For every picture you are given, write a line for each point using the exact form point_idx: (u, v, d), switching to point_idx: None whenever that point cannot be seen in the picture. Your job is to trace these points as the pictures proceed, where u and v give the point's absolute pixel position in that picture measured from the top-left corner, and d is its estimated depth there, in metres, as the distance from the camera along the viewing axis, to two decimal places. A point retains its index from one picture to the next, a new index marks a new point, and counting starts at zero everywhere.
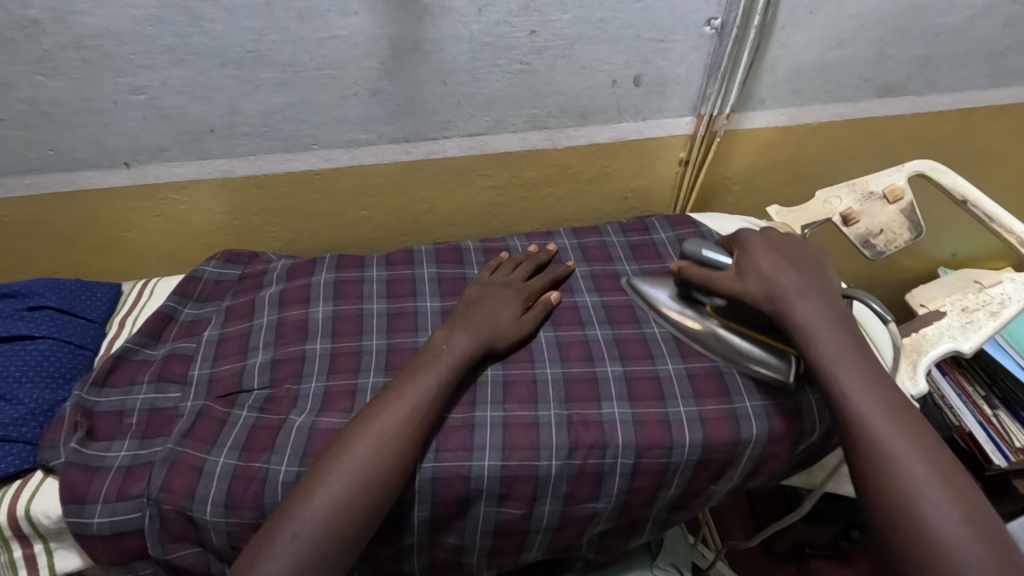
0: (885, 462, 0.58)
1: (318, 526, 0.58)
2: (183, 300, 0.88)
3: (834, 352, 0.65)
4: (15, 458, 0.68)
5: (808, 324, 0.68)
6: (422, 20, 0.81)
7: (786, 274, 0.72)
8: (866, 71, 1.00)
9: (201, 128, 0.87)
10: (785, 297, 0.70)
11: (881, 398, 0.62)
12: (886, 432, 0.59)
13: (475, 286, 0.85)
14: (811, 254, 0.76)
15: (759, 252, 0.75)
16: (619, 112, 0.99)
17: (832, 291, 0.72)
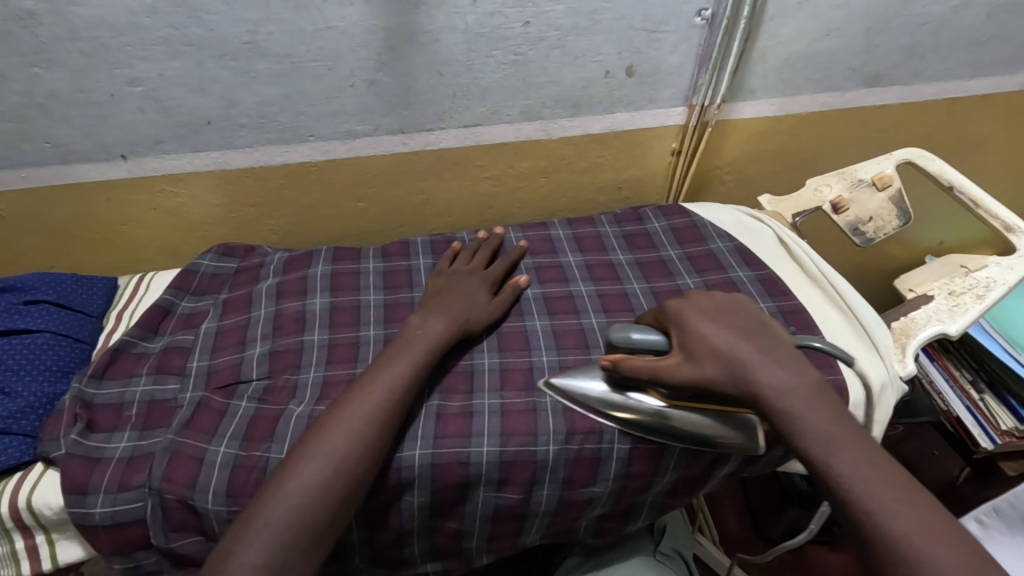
0: (898, 552, 0.49)
1: (292, 521, 0.58)
2: (180, 293, 0.88)
3: (822, 430, 0.56)
4: (15, 451, 0.68)
5: (782, 400, 0.58)
6: (417, 11, 0.82)
7: (743, 345, 0.62)
8: (855, 61, 1.02)
9: (197, 120, 0.87)
10: (750, 372, 0.60)
11: (878, 473, 0.53)
12: (897, 515, 0.50)
13: (437, 277, 0.85)
14: (755, 315, 0.66)
15: (702, 319, 0.65)
16: (612, 103, 1.00)
17: (789, 352, 0.62)
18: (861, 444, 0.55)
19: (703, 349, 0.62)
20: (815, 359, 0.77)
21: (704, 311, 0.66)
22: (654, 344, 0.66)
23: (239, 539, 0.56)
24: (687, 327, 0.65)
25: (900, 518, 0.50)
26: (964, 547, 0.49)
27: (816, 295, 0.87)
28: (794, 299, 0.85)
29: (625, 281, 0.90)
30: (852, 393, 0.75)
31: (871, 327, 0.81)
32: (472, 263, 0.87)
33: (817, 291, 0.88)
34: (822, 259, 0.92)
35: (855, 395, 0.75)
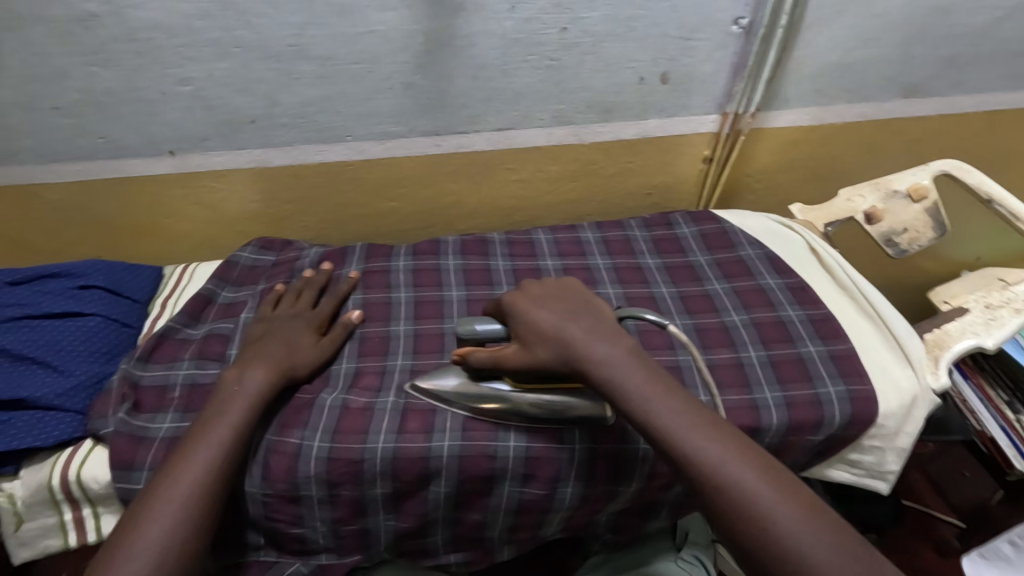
0: (711, 476, 0.53)
1: (183, 501, 0.60)
2: (221, 284, 0.92)
3: (636, 386, 0.59)
4: (67, 426, 0.72)
5: (607, 369, 0.60)
6: (456, 17, 0.84)
7: (570, 326, 0.64)
8: (890, 71, 1.01)
9: (242, 118, 0.91)
10: (579, 351, 0.62)
11: (692, 416, 0.56)
12: (710, 453, 0.54)
13: (256, 325, 0.80)
14: (577, 294, 0.69)
15: (531, 307, 0.66)
16: (644, 109, 1.01)
17: (611, 326, 0.64)
18: (674, 392, 0.58)
19: (539, 337, 0.64)
20: (845, 367, 0.78)
21: (532, 299, 0.68)
22: (494, 333, 0.70)
23: None
24: (520, 315, 0.66)
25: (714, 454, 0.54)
26: (769, 464, 0.54)
27: (846, 305, 0.86)
28: (823, 307, 0.85)
29: (653, 285, 0.91)
30: (881, 403, 0.75)
31: (903, 338, 0.80)
32: (296, 305, 0.83)
33: (848, 301, 0.87)
34: (853, 269, 0.92)
35: (884, 405, 0.75)
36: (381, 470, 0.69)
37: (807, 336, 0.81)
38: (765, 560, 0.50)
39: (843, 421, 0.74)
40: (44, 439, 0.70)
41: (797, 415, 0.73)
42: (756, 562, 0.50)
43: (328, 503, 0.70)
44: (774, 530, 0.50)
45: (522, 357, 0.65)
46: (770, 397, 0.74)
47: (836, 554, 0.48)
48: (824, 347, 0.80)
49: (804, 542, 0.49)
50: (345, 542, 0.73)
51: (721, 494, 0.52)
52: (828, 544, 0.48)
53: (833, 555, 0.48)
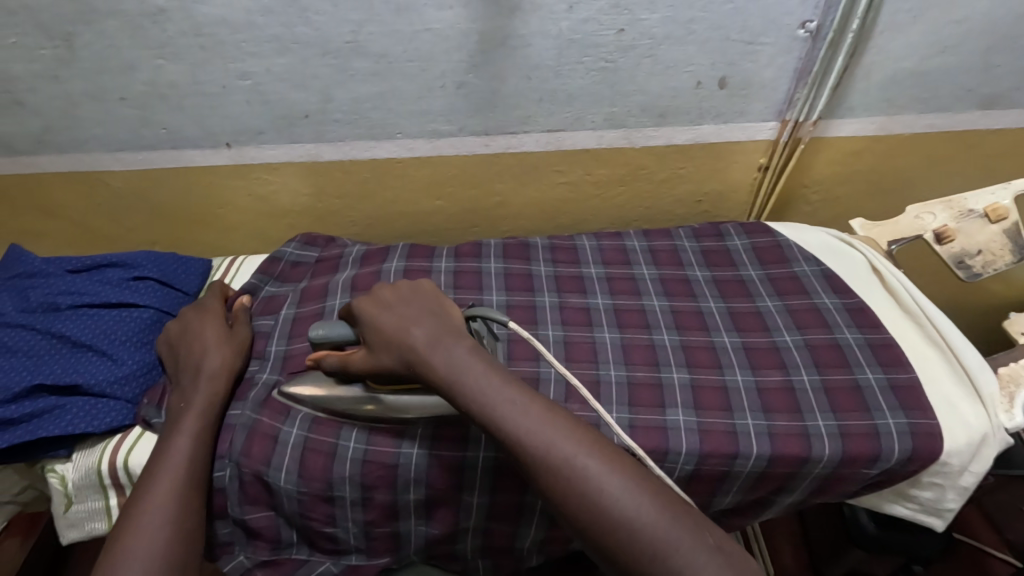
0: (544, 459, 0.52)
1: (172, 504, 0.60)
2: (265, 279, 0.93)
3: (473, 378, 0.57)
4: (118, 413, 0.74)
5: (447, 366, 0.58)
6: (512, 16, 0.82)
7: (411, 327, 0.61)
8: (970, 81, 0.94)
9: (296, 113, 0.92)
10: (417, 352, 0.60)
11: (525, 401, 0.56)
12: (539, 433, 0.53)
13: (168, 335, 0.79)
14: (424, 289, 0.67)
15: (378, 311, 0.65)
16: (700, 114, 0.97)
17: (451, 324, 0.62)
18: (509, 380, 0.57)
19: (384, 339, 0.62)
20: (906, 399, 0.73)
21: (378, 300, 0.66)
22: (341, 336, 0.67)
23: None
24: (369, 317, 0.65)
25: (546, 436, 0.53)
26: (597, 440, 0.54)
27: (910, 331, 0.80)
28: (884, 332, 0.80)
29: (701, 299, 0.87)
30: (947, 440, 0.70)
31: (972, 370, 0.75)
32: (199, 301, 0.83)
33: (912, 325, 0.81)
34: (918, 291, 0.86)
35: (950, 443, 0.69)
36: (415, 476, 0.69)
37: (866, 363, 0.77)
38: (592, 530, 0.50)
39: (903, 457, 0.69)
40: (97, 424, 0.73)
41: (851, 447, 0.69)
42: (589, 537, 0.50)
43: (361, 505, 0.70)
44: (601, 501, 0.50)
45: (367, 363, 0.64)
46: (823, 426, 0.70)
47: (662, 516, 0.49)
48: (883, 376, 0.75)
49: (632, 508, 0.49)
50: (376, 544, 0.73)
51: (553, 475, 0.52)
52: (649, 504, 0.50)
53: (657, 519, 0.49)
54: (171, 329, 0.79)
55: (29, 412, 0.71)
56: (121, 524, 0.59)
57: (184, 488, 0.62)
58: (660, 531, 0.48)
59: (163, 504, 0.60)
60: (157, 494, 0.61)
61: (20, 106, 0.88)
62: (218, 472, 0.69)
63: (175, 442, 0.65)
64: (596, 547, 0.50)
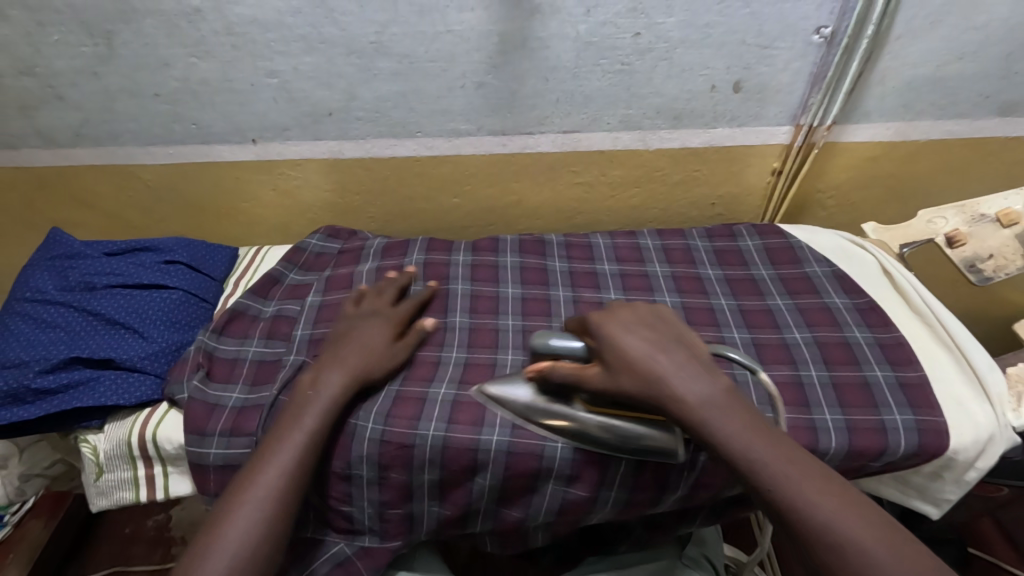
0: (827, 533, 0.51)
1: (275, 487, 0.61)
2: (289, 267, 0.98)
3: (736, 431, 0.57)
4: (147, 388, 0.78)
5: (701, 412, 0.58)
6: (532, 18, 0.85)
7: (660, 358, 0.62)
8: (986, 88, 0.94)
9: (321, 111, 0.96)
10: (668, 389, 0.60)
11: (788, 458, 0.55)
12: (818, 506, 0.52)
13: (340, 322, 0.80)
14: (666, 320, 0.68)
15: (620, 332, 0.65)
16: (714, 117, 0.99)
17: (703, 364, 0.63)
18: (776, 441, 0.57)
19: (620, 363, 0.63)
20: (914, 397, 0.73)
21: (614, 316, 0.68)
22: (570, 351, 0.68)
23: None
24: (609, 341, 0.65)
25: (813, 499, 0.53)
26: (865, 508, 0.52)
27: (917, 331, 0.82)
28: (895, 330, 0.81)
29: (713, 297, 0.89)
30: (954, 436, 0.70)
31: (980, 370, 0.75)
32: (389, 309, 0.83)
33: (919, 325, 0.83)
34: (928, 292, 0.86)
35: (957, 440, 0.70)
36: (430, 457, 0.71)
37: (875, 360, 0.78)
38: None
39: (909, 451, 0.69)
40: (128, 398, 0.76)
41: (857, 441, 0.69)
42: None
43: (377, 485, 0.72)
44: None
45: (600, 380, 0.63)
46: (831, 419, 0.71)
47: None
48: (892, 374, 0.76)
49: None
50: (389, 527, 0.75)
51: (835, 553, 0.50)
52: None
53: None
54: (348, 323, 0.80)
55: (65, 382, 0.75)
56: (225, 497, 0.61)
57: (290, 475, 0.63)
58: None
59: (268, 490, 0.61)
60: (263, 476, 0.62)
61: (60, 100, 0.93)
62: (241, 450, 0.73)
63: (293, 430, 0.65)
64: None
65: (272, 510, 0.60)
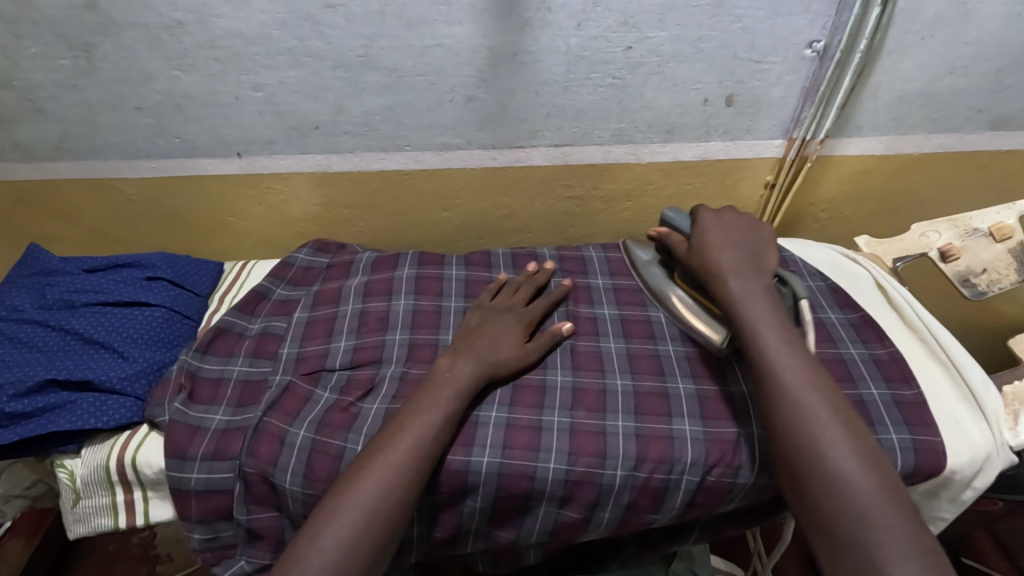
0: (792, 393, 0.61)
1: (408, 453, 0.65)
2: (276, 282, 0.96)
3: (756, 308, 0.68)
4: (127, 411, 0.76)
5: (734, 291, 0.70)
6: (522, 32, 0.84)
7: (724, 249, 0.74)
8: (979, 102, 0.94)
9: (308, 124, 0.94)
10: (716, 270, 0.73)
11: (788, 342, 0.65)
12: (798, 375, 0.63)
13: (474, 312, 0.85)
14: (761, 231, 0.79)
15: (713, 225, 0.78)
16: (707, 130, 0.98)
17: (759, 262, 0.74)
18: (787, 326, 0.67)
19: (697, 253, 0.76)
20: (912, 415, 0.72)
21: (717, 217, 0.79)
22: (682, 225, 0.82)
23: (315, 531, 0.60)
24: (701, 234, 0.77)
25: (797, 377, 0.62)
26: (844, 403, 0.62)
27: (914, 348, 0.81)
28: (890, 346, 0.80)
29: None
30: (951, 455, 0.69)
31: (977, 389, 0.75)
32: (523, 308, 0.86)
33: (918, 343, 0.82)
34: (925, 310, 0.86)
35: (954, 459, 0.69)
36: None
37: (871, 378, 0.77)
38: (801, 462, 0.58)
39: (905, 472, 0.68)
40: (106, 421, 0.74)
41: None
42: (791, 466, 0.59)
43: None
44: (825, 443, 0.58)
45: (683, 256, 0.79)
46: None
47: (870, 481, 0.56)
48: (889, 392, 0.75)
49: (833, 447, 0.58)
50: None
51: (792, 408, 0.61)
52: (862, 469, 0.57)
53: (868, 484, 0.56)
54: (484, 313, 0.84)
55: (41, 407, 0.73)
56: (375, 442, 0.67)
57: (426, 451, 0.66)
58: (863, 495, 0.55)
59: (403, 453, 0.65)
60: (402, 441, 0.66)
61: (40, 114, 0.91)
62: (228, 471, 0.72)
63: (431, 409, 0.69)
64: (794, 478, 0.59)
65: (402, 477, 0.63)
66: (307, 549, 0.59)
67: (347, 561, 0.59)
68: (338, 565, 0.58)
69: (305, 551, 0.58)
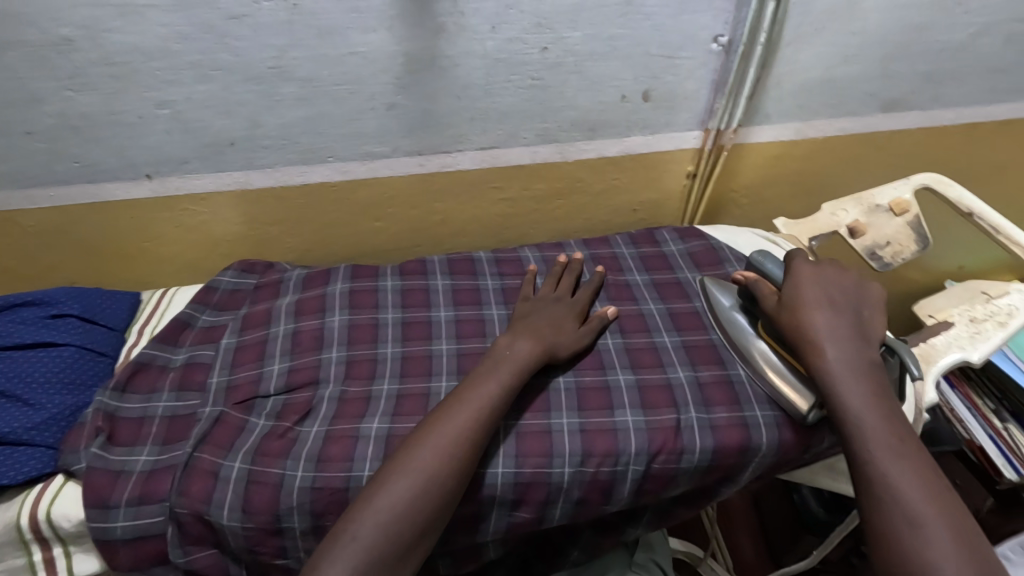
0: (894, 492, 0.59)
1: (467, 424, 0.67)
2: (200, 308, 0.91)
3: (855, 388, 0.66)
4: (37, 462, 0.71)
5: (832, 367, 0.68)
6: (437, 37, 0.83)
7: (817, 313, 0.72)
8: (872, 87, 1.01)
9: (222, 141, 0.90)
10: (811, 339, 0.70)
11: (890, 430, 0.63)
12: (901, 472, 0.60)
13: (521, 302, 0.87)
14: (865, 292, 0.76)
15: (804, 282, 0.75)
16: (628, 126, 1.01)
17: (857, 332, 0.71)
18: (890, 416, 0.64)
19: (788, 310, 0.73)
20: None
21: (815, 270, 0.76)
22: (774, 275, 0.80)
23: (381, 484, 0.63)
24: (792, 288, 0.75)
25: (904, 476, 0.60)
26: (956, 513, 0.58)
27: None
28: None
29: (642, 302, 0.91)
30: None
31: None
32: (572, 300, 0.87)
33: None
34: None
35: None
36: None
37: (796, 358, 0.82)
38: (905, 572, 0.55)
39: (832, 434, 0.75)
40: (14, 475, 0.69)
41: (784, 435, 0.75)
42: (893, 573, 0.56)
43: (313, 535, 0.69)
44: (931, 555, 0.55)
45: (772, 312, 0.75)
46: (760, 415, 0.76)
47: None
48: None
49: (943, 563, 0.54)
50: None
51: (896, 509, 0.58)
52: None
53: None
54: (537, 307, 0.85)
55: None
56: (441, 409, 0.69)
57: (484, 416, 0.68)
58: None
59: (460, 436, 0.66)
60: (459, 413, 0.68)
61: None
62: (159, 514, 0.68)
63: (486, 383, 0.71)
64: None
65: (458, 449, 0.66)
66: (364, 510, 0.62)
67: (400, 525, 0.61)
68: (390, 526, 0.61)
69: (363, 507, 0.62)
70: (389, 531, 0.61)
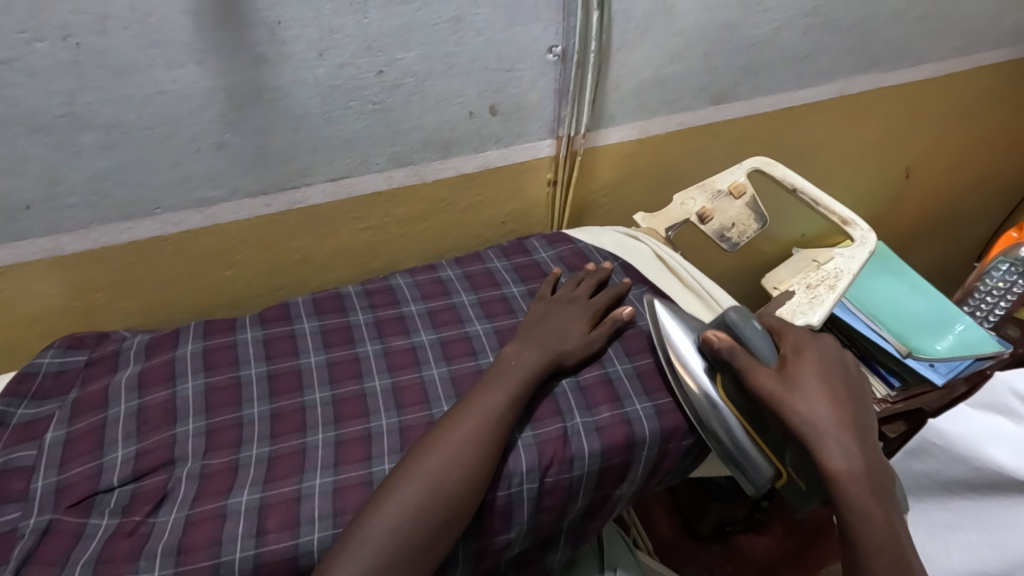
0: None
1: (484, 419, 0.70)
2: (14, 401, 0.77)
3: (872, 508, 0.64)
4: None
5: (846, 482, 0.66)
6: (259, 67, 0.78)
7: (825, 411, 0.69)
8: (700, 82, 1.09)
9: (14, 205, 0.78)
10: (822, 445, 0.67)
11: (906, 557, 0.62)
12: None
13: (538, 303, 0.87)
14: (858, 381, 0.75)
15: (806, 370, 0.72)
16: (482, 141, 1.01)
17: (864, 436, 0.69)
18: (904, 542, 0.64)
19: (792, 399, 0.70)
20: None
21: (814, 357, 0.75)
22: (758, 345, 0.77)
23: (402, 482, 0.65)
24: (795, 376, 0.72)
25: None
26: None
27: (691, 300, 0.94)
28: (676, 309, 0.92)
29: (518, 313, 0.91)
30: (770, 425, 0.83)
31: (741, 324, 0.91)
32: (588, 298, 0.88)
33: (693, 295, 0.95)
34: (694, 267, 0.99)
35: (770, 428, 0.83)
36: None
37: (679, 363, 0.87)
38: None
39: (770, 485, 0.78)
40: None
41: (666, 422, 0.78)
42: None
43: None
44: None
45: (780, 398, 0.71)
46: (640, 408, 0.78)
47: None
48: None
49: None
50: None
51: None
52: None
53: None
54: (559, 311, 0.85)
55: None
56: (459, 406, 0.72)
57: (495, 411, 0.70)
58: None
59: (472, 435, 0.68)
60: (468, 421, 0.69)
61: None
62: None
63: (496, 386, 0.73)
64: None
65: (474, 442, 0.68)
66: (376, 515, 0.62)
67: (409, 530, 0.62)
68: (405, 528, 0.62)
69: (387, 500, 0.63)
70: (398, 538, 0.61)
